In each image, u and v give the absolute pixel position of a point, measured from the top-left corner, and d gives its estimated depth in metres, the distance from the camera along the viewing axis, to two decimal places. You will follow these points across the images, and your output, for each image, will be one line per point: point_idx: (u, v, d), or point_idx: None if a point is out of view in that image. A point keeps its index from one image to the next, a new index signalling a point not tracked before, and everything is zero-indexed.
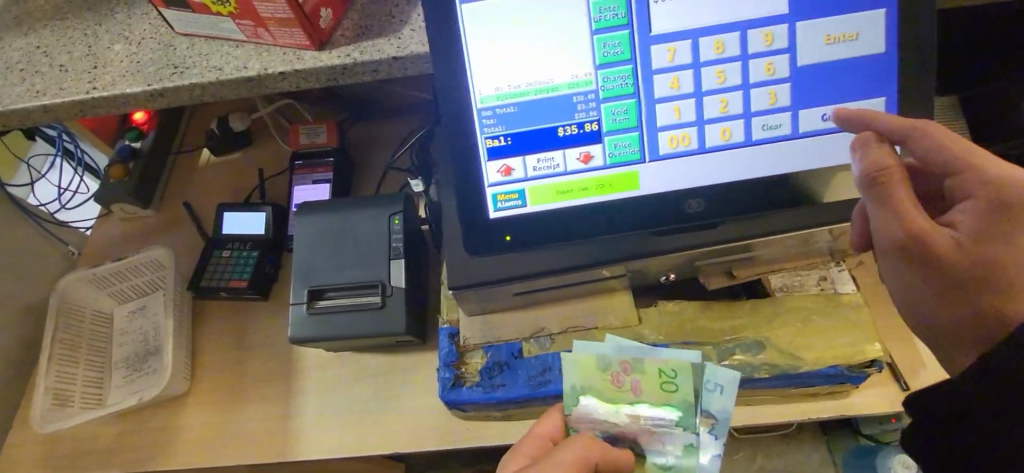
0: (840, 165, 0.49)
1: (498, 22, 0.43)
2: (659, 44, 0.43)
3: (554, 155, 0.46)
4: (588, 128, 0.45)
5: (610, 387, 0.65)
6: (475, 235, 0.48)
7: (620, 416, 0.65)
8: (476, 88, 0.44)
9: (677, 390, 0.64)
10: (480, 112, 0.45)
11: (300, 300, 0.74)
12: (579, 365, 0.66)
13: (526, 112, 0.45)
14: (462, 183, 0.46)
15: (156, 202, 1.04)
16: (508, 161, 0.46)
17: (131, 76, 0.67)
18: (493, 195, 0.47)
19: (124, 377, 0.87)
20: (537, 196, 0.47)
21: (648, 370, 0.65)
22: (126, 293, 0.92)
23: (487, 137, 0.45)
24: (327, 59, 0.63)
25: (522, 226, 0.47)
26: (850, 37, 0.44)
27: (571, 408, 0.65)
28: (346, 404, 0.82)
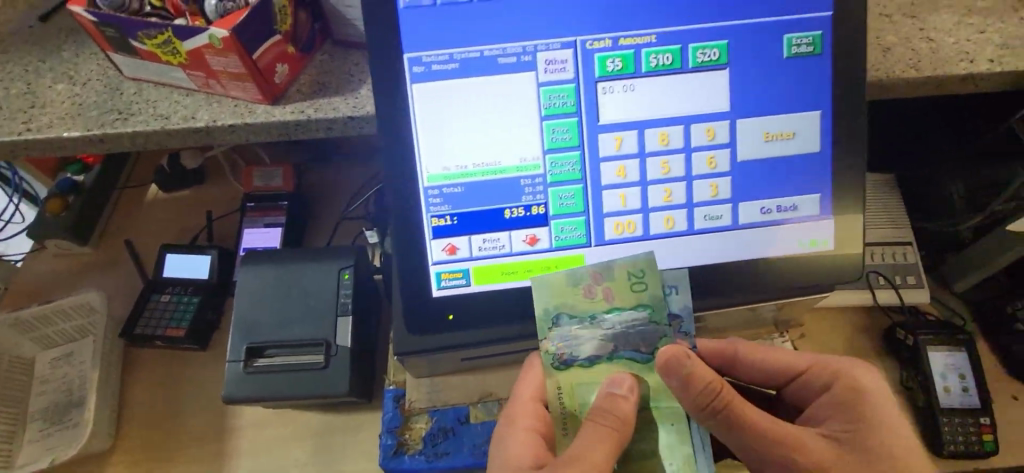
0: (785, 261, 0.48)
1: (449, 103, 0.43)
2: (607, 133, 0.44)
3: (499, 236, 0.46)
4: (534, 211, 0.45)
5: (577, 303, 0.47)
6: (417, 312, 0.47)
7: (599, 340, 0.47)
8: (424, 167, 0.44)
9: (646, 290, 0.46)
10: (426, 190, 0.44)
11: (237, 358, 0.71)
12: (544, 293, 0.46)
13: (472, 192, 0.45)
14: (405, 259, 0.45)
15: (96, 238, 0.99)
16: (452, 239, 0.46)
17: (71, 119, 0.64)
18: (436, 273, 0.46)
19: (41, 431, 0.80)
20: (480, 276, 0.46)
21: (620, 278, 0.46)
22: (52, 337, 0.85)
23: (432, 215, 0.45)
24: (279, 114, 0.62)
25: (465, 305, 0.46)
26: (788, 136, 0.45)
27: (543, 335, 0.47)
28: (283, 466, 0.77)
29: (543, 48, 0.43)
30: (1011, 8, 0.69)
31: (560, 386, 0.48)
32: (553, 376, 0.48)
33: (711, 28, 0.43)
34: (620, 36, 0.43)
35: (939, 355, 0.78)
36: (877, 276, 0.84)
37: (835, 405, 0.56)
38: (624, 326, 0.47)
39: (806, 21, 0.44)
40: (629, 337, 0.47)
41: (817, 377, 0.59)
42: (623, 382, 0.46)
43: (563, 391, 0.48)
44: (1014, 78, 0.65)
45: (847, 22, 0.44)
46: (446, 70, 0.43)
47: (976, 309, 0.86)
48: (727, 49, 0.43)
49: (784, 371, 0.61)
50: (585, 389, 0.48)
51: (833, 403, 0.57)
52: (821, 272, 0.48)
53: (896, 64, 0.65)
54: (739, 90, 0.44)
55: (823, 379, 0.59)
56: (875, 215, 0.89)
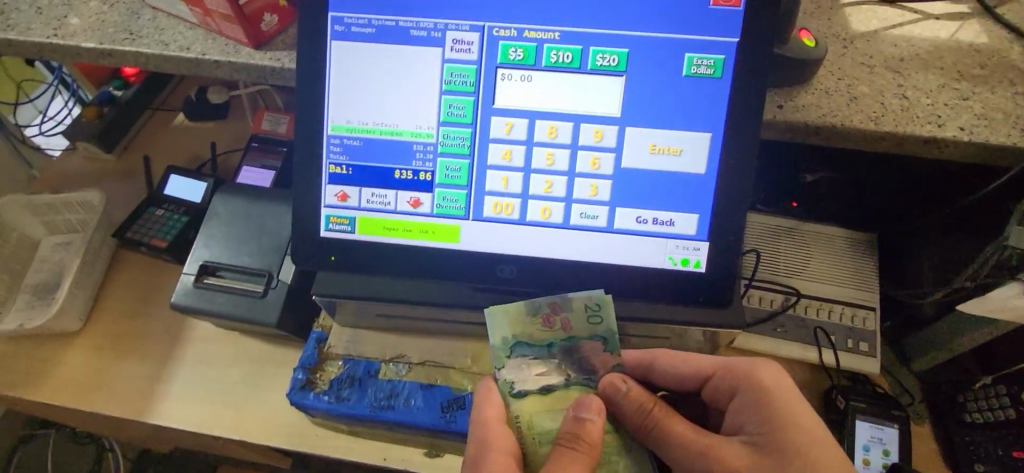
0: (656, 275, 0.49)
1: (361, 63, 0.47)
2: (500, 116, 0.47)
3: (388, 194, 0.49)
4: (422, 176, 0.48)
5: (536, 331, 0.52)
6: (303, 248, 0.50)
7: (556, 366, 0.52)
8: (331, 117, 0.48)
9: (601, 322, 0.53)
10: (330, 139, 0.49)
11: (191, 272, 0.78)
12: (503, 319, 0.52)
13: (369, 148, 0.48)
14: (299, 197, 0.50)
15: (121, 149, 1.10)
16: (346, 188, 0.50)
17: (91, 32, 0.72)
18: (326, 216, 0.50)
19: (27, 302, 0.90)
20: (365, 227, 0.50)
21: (578, 309, 0.53)
22: (59, 225, 0.97)
23: (331, 162, 0.49)
24: (258, 59, 0.68)
25: (346, 250, 0.50)
26: (674, 152, 0.47)
27: (501, 363, 0.52)
28: (216, 380, 0.84)
29: (453, 28, 0.46)
30: (1006, 81, 0.65)
31: (520, 415, 0.51)
32: (513, 404, 0.51)
33: (613, 36, 0.45)
34: (525, 30, 0.46)
35: (866, 425, 0.75)
36: (825, 335, 0.80)
37: (748, 407, 0.54)
38: (578, 352, 0.53)
39: (708, 44, 0.45)
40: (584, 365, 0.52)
41: (721, 382, 0.57)
42: (595, 407, 0.49)
43: (522, 420, 0.51)
44: (985, 151, 0.62)
45: (753, 53, 0.44)
46: (363, 33, 0.47)
47: (930, 392, 0.82)
48: (626, 58, 0.46)
49: (693, 376, 0.59)
50: (543, 419, 0.51)
51: (746, 404, 0.55)
52: (690, 294, 0.49)
53: (857, 114, 0.63)
54: (632, 100, 0.46)
55: (727, 381, 0.57)
56: (842, 272, 0.85)
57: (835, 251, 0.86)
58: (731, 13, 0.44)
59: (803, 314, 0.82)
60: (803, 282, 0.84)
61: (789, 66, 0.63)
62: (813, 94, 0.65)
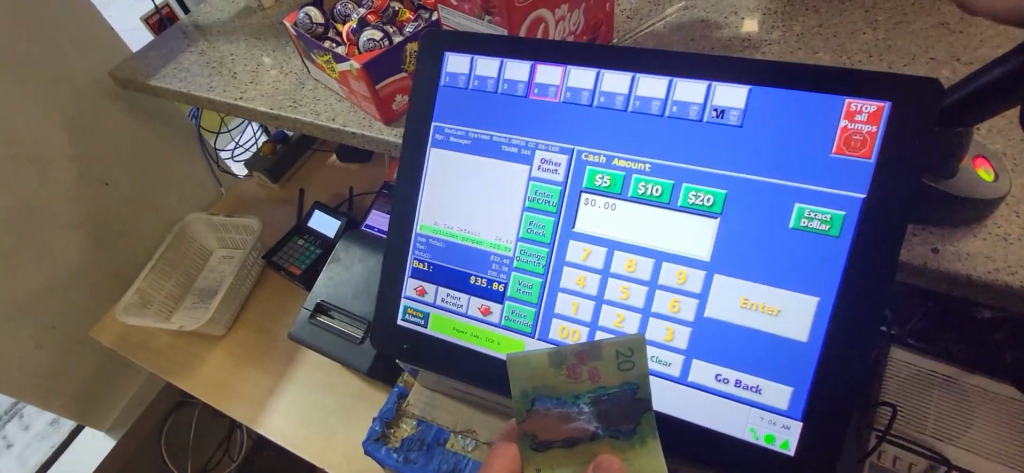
0: (736, 440, 0.42)
1: (455, 170, 0.49)
2: (578, 241, 0.45)
3: (461, 296, 0.50)
4: (495, 286, 0.48)
5: (558, 379, 0.43)
6: (380, 334, 0.53)
7: (582, 421, 0.43)
8: (421, 215, 0.51)
9: (635, 369, 0.42)
10: (418, 235, 0.51)
11: (308, 307, 0.87)
12: (522, 372, 0.42)
13: (449, 250, 0.50)
14: (384, 285, 0.52)
15: (284, 180, 1.28)
16: (424, 283, 0.51)
17: (264, 99, 0.85)
18: (404, 306, 0.52)
19: (192, 303, 1.08)
20: (436, 324, 0.51)
21: (608, 358, 0.42)
22: (226, 241, 1.15)
23: (416, 258, 0.51)
24: (386, 133, 0.75)
25: (415, 343, 0.51)
26: (769, 310, 0.41)
27: (521, 416, 0.44)
28: (315, 406, 0.93)
29: (543, 148, 0.47)
30: None
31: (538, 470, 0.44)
32: (532, 459, 0.44)
33: (711, 174, 0.42)
34: (615, 158, 0.45)
35: None
36: None
37: None
38: (607, 406, 0.43)
39: (823, 196, 0.40)
40: (607, 416, 0.43)
41: None
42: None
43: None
44: None
45: (882, 214, 0.38)
46: (459, 143, 0.49)
47: None
48: (724, 199, 0.42)
49: None
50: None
51: None
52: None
53: None
54: (725, 244, 0.42)
55: None
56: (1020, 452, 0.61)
57: (1012, 421, 0.63)
58: (860, 164, 0.39)
59: None
60: (955, 451, 0.63)
61: (954, 203, 0.52)
62: (987, 238, 0.53)
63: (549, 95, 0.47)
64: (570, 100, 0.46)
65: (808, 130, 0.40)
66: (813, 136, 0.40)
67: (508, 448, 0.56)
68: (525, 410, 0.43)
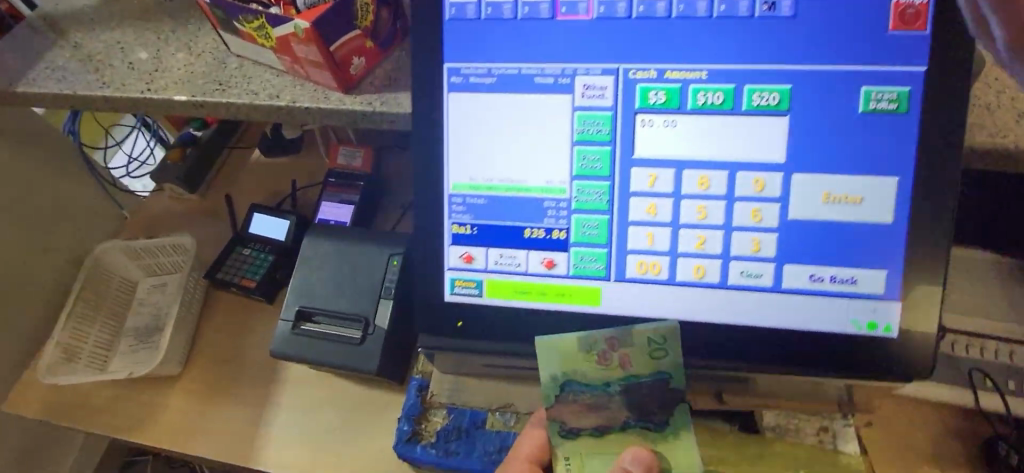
0: (835, 332, 0.49)
1: (499, 118, 0.49)
2: (641, 168, 0.48)
3: (517, 254, 0.52)
4: (555, 235, 0.51)
5: (590, 367, 0.51)
6: (433, 315, 0.54)
7: (613, 406, 0.51)
8: (451, 176, 0.51)
9: (666, 357, 0.50)
10: (451, 197, 0.51)
11: (288, 318, 0.77)
12: (555, 357, 0.50)
13: (495, 205, 0.51)
14: (427, 263, 0.53)
15: (203, 188, 1.11)
16: (470, 249, 0.52)
17: (179, 85, 0.71)
18: (451, 279, 0.53)
19: (130, 346, 0.93)
20: (493, 289, 0.52)
21: (640, 344, 0.50)
22: (153, 268, 0.99)
23: (454, 222, 0.51)
24: (350, 103, 0.64)
25: (478, 315, 0.53)
26: (851, 201, 0.47)
27: (551, 400, 0.51)
28: (314, 425, 0.83)
29: (582, 73, 0.48)
30: None
31: (568, 457, 0.52)
32: (564, 445, 0.52)
33: (773, 75, 0.46)
34: (665, 71, 0.47)
35: None
36: (983, 377, 0.70)
37: None
38: (640, 393, 0.51)
39: (889, 77, 0.45)
40: (637, 405, 0.51)
41: None
42: (643, 461, 0.49)
43: (572, 462, 0.52)
44: None
45: (933, 83, 0.44)
46: (481, 83, 0.49)
47: None
48: (789, 94, 0.46)
49: None
50: (595, 459, 0.52)
51: None
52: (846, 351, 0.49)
53: None
54: (797, 147, 0.47)
55: None
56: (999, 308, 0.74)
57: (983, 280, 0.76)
58: (918, 35, 0.44)
59: (952, 353, 0.72)
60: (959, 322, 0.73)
61: None
62: (974, 110, 0.57)
63: (580, 12, 0.47)
64: (606, 14, 0.47)
65: (864, 17, 0.45)
66: (854, 32, 0.45)
67: (536, 436, 0.61)
68: (555, 393, 0.51)
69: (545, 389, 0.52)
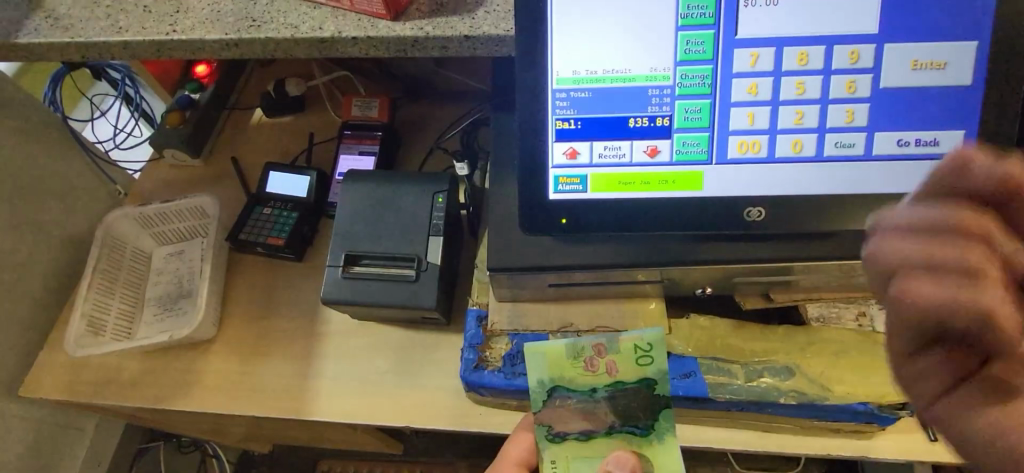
0: (910, 193, 0.53)
1: (596, 8, 0.49)
2: (744, 48, 0.49)
3: (621, 145, 0.53)
4: (659, 122, 0.52)
5: (578, 374, 0.65)
6: (535, 215, 0.55)
7: (598, 410, 0.66)
8: (556, 70, 0.51)
9: (650, 364, 0.65)
10: (555, 92, 0.51)
11: (337, 263, 0.76)
12: (544, 364, 0.66)
13: (597, 97, 0.51)
14: (529, 162, 0.53)
15: (207, 153, 1.08)
16: (574, 145, 0.53)
17: (210, 24, 0.69)
18: (556, 177, 0.53)
19: (155, 315, 0.89)
20: (596, 183, 0.53)
21: (625, 350, 0.65)
22: (167, 235, 0.95)
23: (558, 118, 0.52)
24: (400, 29, 0.65)
25: (579, 209, 0.54)
26: (938, 66, 0.49)
27: (541, 403, 0.66)
28: (366, 371, 0.83)
29: None
30: None
31: (554, 459, 0.67)
32: (551, 448, 0.67)
33: None
34: None
35: None
36: None
37: None
38: (627, 397, 0.65)
39: None
40: (623, 414, 0.66)
41: None
42: (622, 458, 0.64)
43: (558, 462, 0.67)
44: None
45: None
46: None
47: None
48: None
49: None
50: (580, 459, 0.67)
51: None
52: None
53: None
54: (887, 14, 0.48)
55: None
56: None
57: None
58: None
59: None
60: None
61: None
62: None
63: None
64: None
65: None
66: None
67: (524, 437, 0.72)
68: (547, 396, 0.66)
69: (538, 394, 0.67)
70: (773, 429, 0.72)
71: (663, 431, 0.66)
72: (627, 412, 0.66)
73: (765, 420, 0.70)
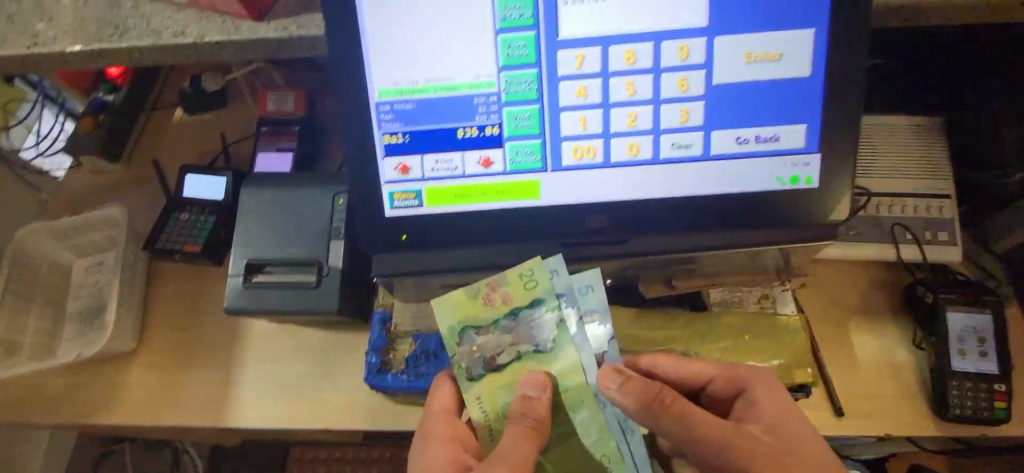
0: (746, 191, 0.55)
1: (419, 14, 0.49)
2: (568, 49, 0.50)
3: (453, 157, 0.55)
4: (489, 130, 0.53)
5: (482, 312, 0.61)
6: (380, 229, 0.58)
7: (504, 340, 0.61)
8: (377, 84, 0.52)
9: (537, 286, 0.60)
10: (379, 105, 0.53)
11: (238, 272, 0.75)
12: (447, 308, 0.61)
13: (422, 108, 0.53)
14: (364, 176, 0.55)
15: (126, 157, 1.06)
16: (406, 159, 0.55)
17: (73, 33, 0.65)
18: (391, 193, 0.56)
19: (77, 330, 0.88)
20: (432, 196, 0.56)
21: (514, 282, 0.60)
22: (86, 247, 0.93)
23: (387, 132, 0.54)
24: (264, 31, 0.62)
25: (418, 221, 0.57)
26: (772, 57, 0.50)
27: (454, 349, 0.61)
28: (284, 376, 0.82)
29: None
30: None
31: (480, 397, 0.61)
32: (473, 387, 0.61)
33: None
34: None
35: (959, 316, 0.71)
36: (903, 230, 0.76)
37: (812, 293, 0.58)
38: (524, 322, 0.61)
39: None
40: (527, 333, 0.61)
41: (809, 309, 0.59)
42: (535, 382, 0.59)
43: (483, 398, 0.62)
44: None
45: None
46: None
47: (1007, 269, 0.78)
48: None
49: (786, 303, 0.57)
50: (501, 394, 0.62)
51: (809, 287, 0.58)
52: (790, 199, 0.55)
53: None
54: (717, 9, 0.49)
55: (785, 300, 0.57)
56: (911, 164, 0.79)
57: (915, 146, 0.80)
58: None
59: (874, 213, 0.77)
60: (885, 195, 0.77)
61: None
62: None
63: None
64: None
65: None
66: None
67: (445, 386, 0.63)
68: (457, 341, 0.61)
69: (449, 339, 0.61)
70: None
71: (566, 343, 0.61)
72: (528, 332, 0.61)
73: None
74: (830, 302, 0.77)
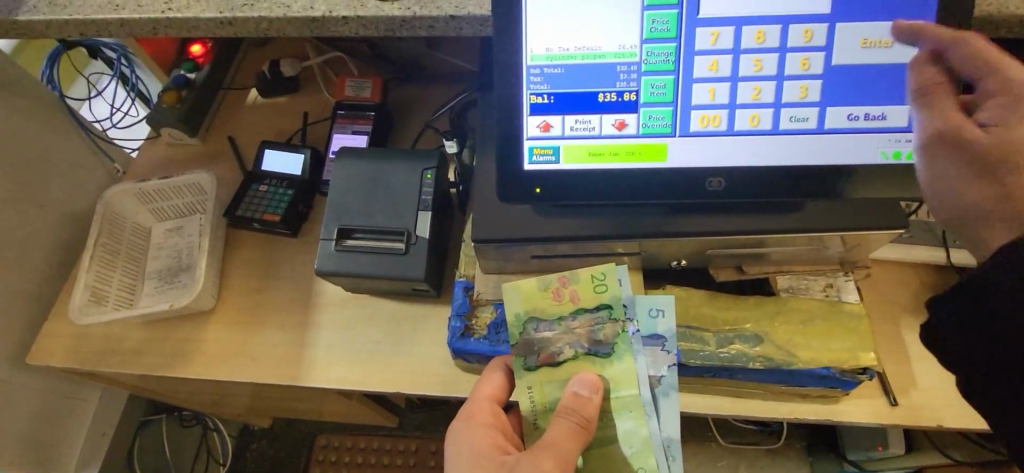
0: (855, 166, 0.60)
1: None
2: (705, 27, 0.56)
3: (591, 119, 0.60)
4: (627, 96, 0.59)
5: (549, 306, 0.69)
6: (513, 184, 0.63)
7: (567, 337, 0.67)
8: (531, 49, 0.58)
9: (606, 290, 0.68)
10: (530, 69, 0.59)
11: (330, 236, 0.79)
12: (518, 296, 0.69)
13: (568, 74, 0.59)
14: (510, 130, 0.61)
15: (203, 132, 1.10)
16: (549, 119, 0.61)
17: (206, 2, 0.71)
18: (531, 148, 0.62)
19: (155, 287, 0.93)
20: (571, 155, 0.62)
21: (584, 281, 0.69)
22: (166, 211, 0.98)
23: (534, 92, 0.60)
24: (388, 9, 0.67)
25: (552, 178, 0.62)
26: (886, 44, 0.56)
27: (515, 337, 0.68)
28: (357, 342, 0.86)
29: None
30: None
31: (531, 386, 0.67)
32: (525, 376, 0.67)
33: None
34: None
35: None
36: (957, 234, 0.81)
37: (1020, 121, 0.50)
38: (587, 323, 0.68)
39: None
40: (590, 335, 0.67)
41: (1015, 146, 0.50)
42: (589, 384, 0.64)
43: (534, 389, 0.67)
44: None
45: None
46: None
47: None
48: None
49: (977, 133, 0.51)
50: (552, 388, 0.67)
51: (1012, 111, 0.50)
52: (873, 184, 0.60)
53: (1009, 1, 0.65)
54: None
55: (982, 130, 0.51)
56: None
57: None
58: None
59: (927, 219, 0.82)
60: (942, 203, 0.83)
61: None
62: None
63: None
64: None
65: None
66: None
67: (494, 379, 0.70)
68: (521, 329, 0.68)
69: (516, 326, 0.69)
70: (744, 395, 0.75)
71: (624, 353, 0.66)
72: (591, 334, 0.67)
73: (736, 386, 0.75)
74: (885, 298, 0.82)
